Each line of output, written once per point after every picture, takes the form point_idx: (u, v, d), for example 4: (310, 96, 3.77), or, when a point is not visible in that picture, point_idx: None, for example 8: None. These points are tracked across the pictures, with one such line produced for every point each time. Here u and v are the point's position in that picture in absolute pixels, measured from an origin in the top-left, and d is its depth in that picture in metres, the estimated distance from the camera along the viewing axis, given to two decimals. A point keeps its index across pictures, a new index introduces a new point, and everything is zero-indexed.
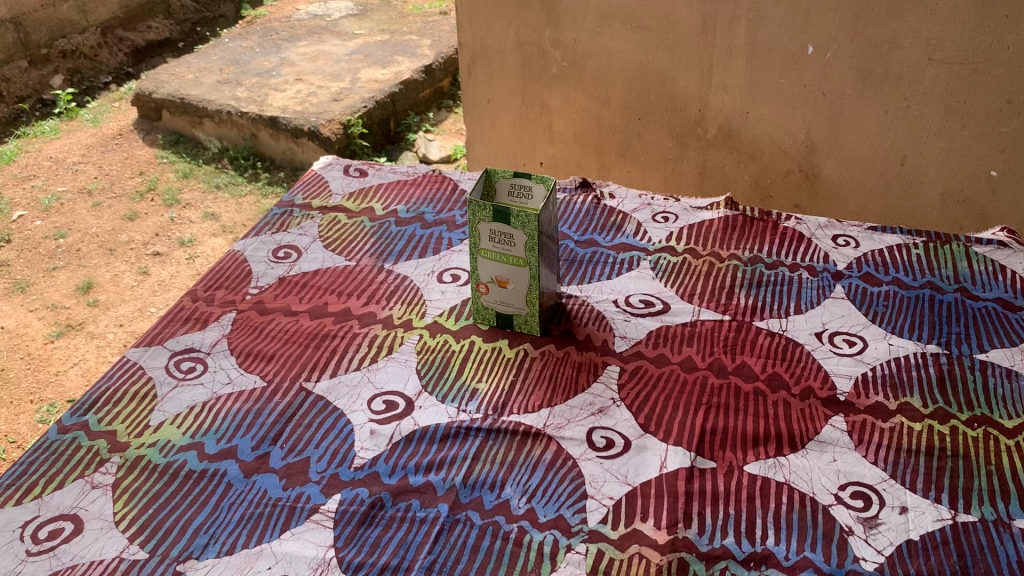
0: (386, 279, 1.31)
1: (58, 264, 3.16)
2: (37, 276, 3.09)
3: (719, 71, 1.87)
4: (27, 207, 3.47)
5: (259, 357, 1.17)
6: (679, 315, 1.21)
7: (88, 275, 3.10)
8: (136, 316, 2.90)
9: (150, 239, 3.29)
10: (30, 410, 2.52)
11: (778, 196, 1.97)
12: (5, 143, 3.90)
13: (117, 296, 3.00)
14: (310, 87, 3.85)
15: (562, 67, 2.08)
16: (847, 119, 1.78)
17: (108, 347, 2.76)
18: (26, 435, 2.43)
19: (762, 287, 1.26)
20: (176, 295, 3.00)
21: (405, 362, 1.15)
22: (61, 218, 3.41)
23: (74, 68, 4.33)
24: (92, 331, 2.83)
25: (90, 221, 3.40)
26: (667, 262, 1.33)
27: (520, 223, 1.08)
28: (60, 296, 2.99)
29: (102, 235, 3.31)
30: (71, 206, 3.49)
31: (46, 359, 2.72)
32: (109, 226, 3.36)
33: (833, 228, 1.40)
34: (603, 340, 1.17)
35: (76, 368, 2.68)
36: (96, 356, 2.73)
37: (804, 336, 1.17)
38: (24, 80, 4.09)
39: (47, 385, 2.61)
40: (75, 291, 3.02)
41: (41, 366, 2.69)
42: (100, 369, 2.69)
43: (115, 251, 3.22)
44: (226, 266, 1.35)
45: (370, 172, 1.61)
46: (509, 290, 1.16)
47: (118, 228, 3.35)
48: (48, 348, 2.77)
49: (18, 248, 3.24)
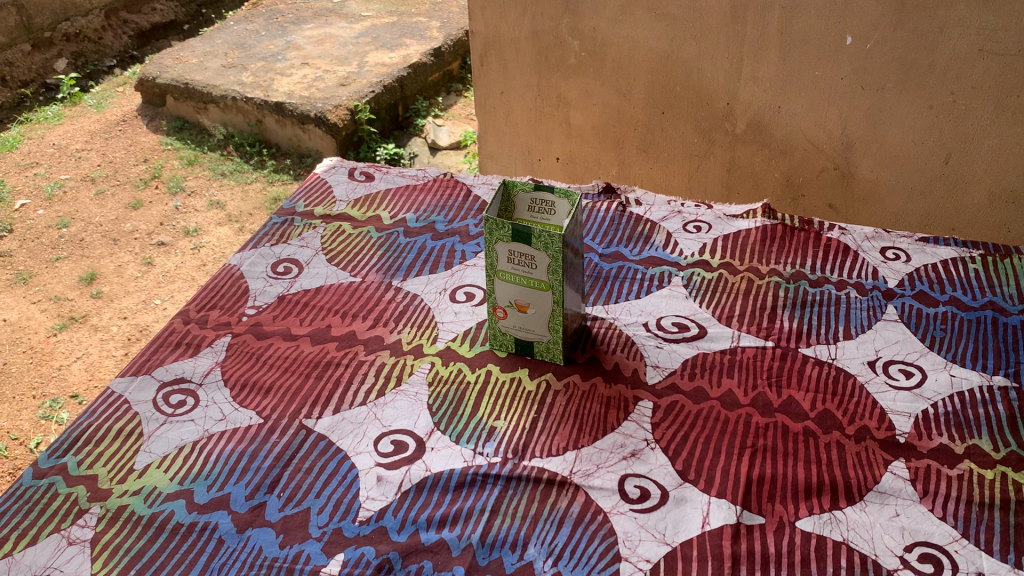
0: (393, 299, 1.20)
1: (61, 254, 3.06)
2: (39, 268, 3.00)
3: (749, 62, 1.75)
4: (29, 196, 3.37)
5: (254, 388, 1.07)
6: (717, 340, 1.10)
7: (92, 266, 3.00)
8: (140, 308, 2.81)
9: (155, 228, 3.20)
10: (32, 406, 2.43)
11: (811, 196, 1.85)
12: (6, 129, 3.79)
13: (121, 288, 2.91)
14: (316, 71, 3.72)
15: (581, 57, 1.96)
16: (887, 114, 1.66)
17: (111, 341, 2.68)
18: (28, 432, 2.35)
19: (807, 308, 1.15)
20: (181, 286, 2.91)
21: (415, 396, 1.04)
22: (64, 207, 3.32)
23: (78, 51, 4.22)
24: (96, 324, 2.75)
25: (94, 210, 3.30)
26: (701, 278, 1.21)
27: (543, 244, 0.98)
28: (63, 288, 2.90)
29: (106, 225, 3.21)
30: (74, 194, 3.39)
31: (49, 353, 2.63)
32: (112, 216, 3.26)
33: (882, 239, 1.28)
34: (634, 369, 1.06)
35: (79, 362, 2.59)
36: (100, 349, 2.64)
37: (855, 365, 1.06)
38: (26, 64, 3.99)
39: (50, 379, 2.53)
40: (78, 282, 2.93)
41: (43, 360, 2.60)
42: (104, 362, 2.60)
43: (119, 241, 3.13)
44: (221, 283, 1.25)
45: (377, 175, 1.50)
46: (530, 315, 1.05)
47: (121, 218, 3.25)
48: (51, 342, 2.68)
49: (20, 238, 3.15)
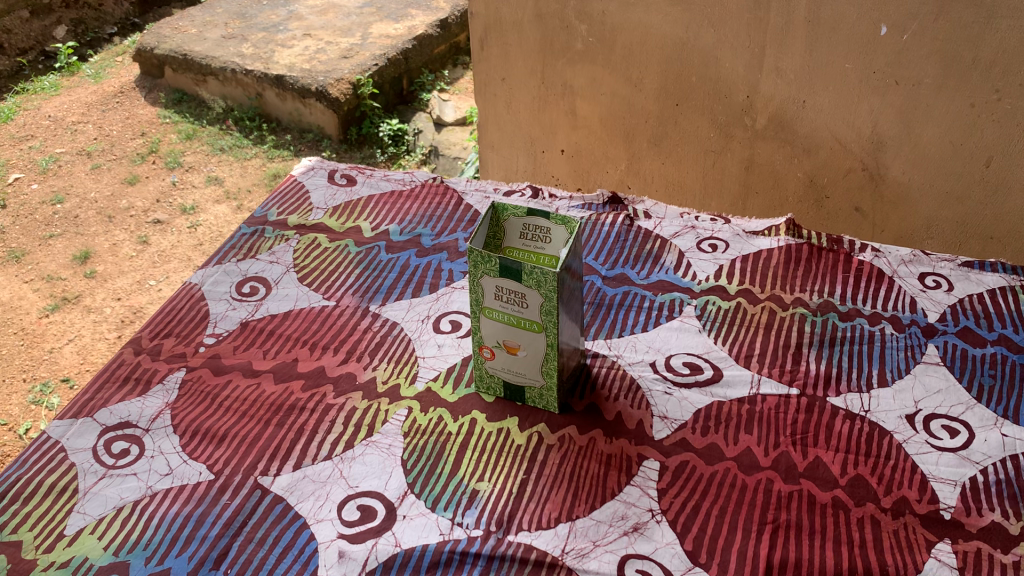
0: (370, 327, 1.07)
1: (55, 231, 2.94)
2: (32, 245, 2.87)
3: (771, 52, 1.60)
4: (23, 169, 3.24)
5: (207, 436, 0.94)
6: (734, 386, 0.97)
7: (85, 243, 2.88)
8: (135, 289, 2.70)
9: (151, 205, 3.07)
10: (22, 390, 2.33)
11: (836, 198, 1.70)
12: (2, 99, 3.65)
13: (116, 267, 2.79)
14: (318, 43, 3.56)
15: (589, 42, 1.80)
16: (923, 112, 1.51)
17: (104, 324, 2.58)
18: (17, 418, 2.25)
19: (836, 347, 1.02)
20: (177, 266, 2.79)
21: (388, 450, 0.91)
22: (58, 181, 3.19)
23: (78, 19, 4.04)
24: (89, 305, 2.64)
25: (90, 185, 3.17)
26: (716, 308, 1.08)
27: (534, 281, 0.85)
28: (56, 266, 2.78)
29: (101, 200, 3.08)
30: (69, 168, 3.26)
31: (40, 335, 2.52)
32: (108, 191, 3.13)
33: (920, 263, 1.14)
34: (639, 421, 0.93)
35: (71, 345, 2.49)
36: (93, 332, 2.54)
37: (892, 420, 0.93)
38: (25, 31, 3.83)
39: (41, 363, 2.43)
40: (72, 261, 2.80)
41: (34, 343, 2.49)
42: (97, 345, 2.50)
43: (114, 218, 3.00)
44: (179, 305, 1.12)
45: (360, 178, 1.36)
46: (521, 357, 0.92)
47: (117, 193, 3.12)
48: (42, 323, 2.57)
49: (14, 213, 3.02)
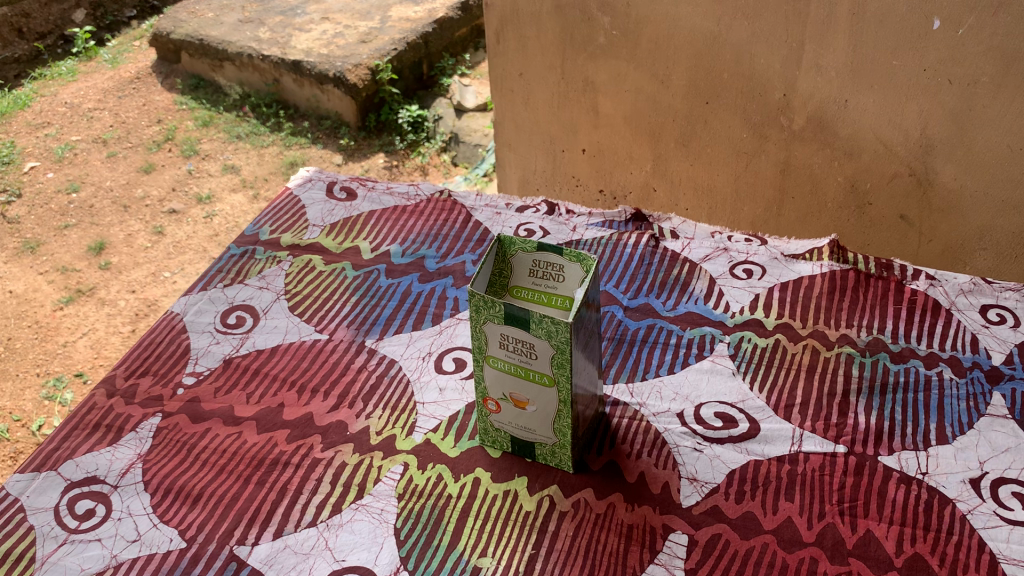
0: (367, 367, 0.97)
1: (70, 221, 2.86)
2: (47, 236, 2.80)
3: (811, 48, 1.47)
4: (38, 157, 3.16)
5: (180, 496, 0.84)
6: (773, 442, 0.86)
7: (101, 234, 2.80)
8: (149, 281, 2.62)
9: (167, 195, 2.98)
10: (36, 385, 2.27)
11: (880, 204, 1.57)
12: (20, 85, 3.57)
13: (131, 258, 2.71)
14: (336, 27, 3.44)
15: (611, 36, 1.68)
16: (978, 114, 1.37)
17: (119, 317, 2.50)
18: (31, 413, 2.18)
19: (889, 395, 0.90)
20: (192, 258, 2.71)
21: (379, 516, 0.81)
22: (74, 169, 3.10)
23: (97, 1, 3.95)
24: (103, 298, 2.56)
25: (105, 173, 3.08)
26: (751, 345, 0.97)
27: (544, 331, 0.74)
28: (70, 258, 2.70)
29: (116, 189, 2.99)
30: (85, 156, 3.17)
31: (54, 328, 2.45)
32: (124, 180, 3.04)
33: (982, 294, 1.02)
34: (664, 484, 0.82)
35: (85, 339, 2.42)
36: (107, 325, 2.47)
37: (954, 484, 0.81)
38: (44, 15, 3.73)
39: (55, 357, 2.36)
40: (87, 252, 2.73)
41: (48, 336, 2.42)
42: (111, 339, 2.42)
43: (129, 208, 2.91)
44: (158, 339, 1.03)
45: (360, 192, 1.27)
46: (530, 413, 0.81)
47: (133, 182, 3.03)
48: (57, 316, 2.49)
49: (29, 203, 2.94)
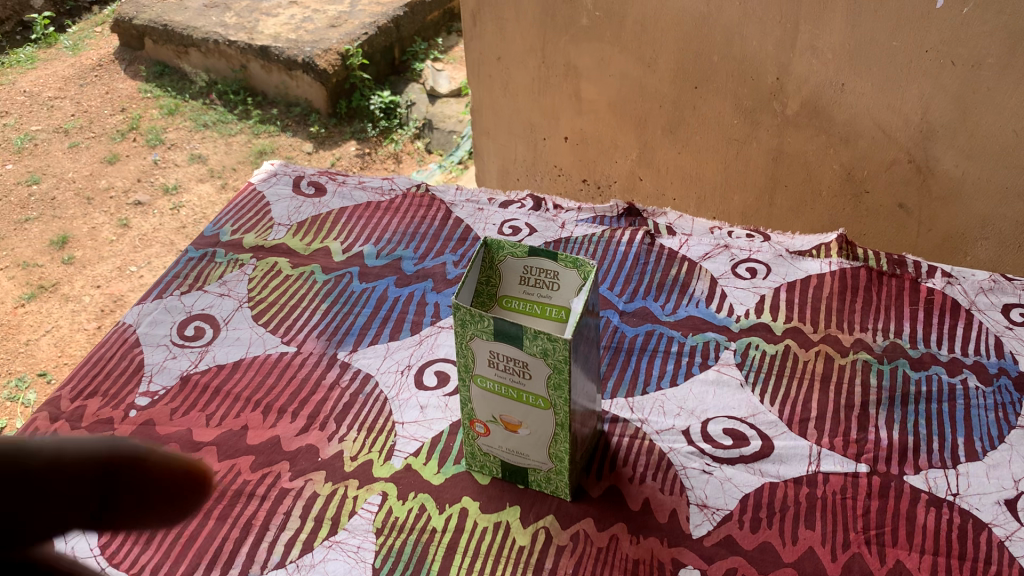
0: (340, 383, 0.88)
1: (31, 215, 2.73)
2: (7, 230, 2.67)
3: (806, 29, 1.39)
4: None
5: None
6: (788, 462, 0.78)
7: (63, 228, 2.68)
8: (115, 276, 2.50)
9: (132, 185, 2.85)
10: None
11: (877, 192, 1.50)
12: None
13: (95, 252, 2.59)
14: (305, 11, 3.32)
15: (594, 17, 1.59)
16: (983, 97, 1.30)
17: (83, 313, 2.38)
18: None
19: (912, 407, 0.83)
20: (160, 251, 2.59)
21: (356, 554, 0.72)
22: (34, 160, 2.97)
23: None
24: (67, 293, 2.43)
25: (67, 164, 2.95)
26: (759, 352, 0.89)
27: (538, 348, 0.66)
28: (31, 252, 2.58)
29: (79, 181, 2.86)
30: (45, 147, 3.04)
31: (15, 326, 2.33)
32: (86, 171, 2.91)
33: (1004, 292, 0.95)
34: (671, 512, 0.74)
35: (48, 337, 2.30)
36: (71, 322, 2.35)
37: (989, 506, 0.73)
38: None
39: (16, 356, 2.23)
40: (49, 247, 2.60)
41: (9, 334, 2.30)
42: (76, 336, 2.31)
43: (93, 200, 2.78)
44: (108, 354, 0.93)
45: (330, 187, 1.18)
46: (523, 436, 0.73)
47: (96, 173, 2.90)
48: (17, 313, 2.37)
49: None
